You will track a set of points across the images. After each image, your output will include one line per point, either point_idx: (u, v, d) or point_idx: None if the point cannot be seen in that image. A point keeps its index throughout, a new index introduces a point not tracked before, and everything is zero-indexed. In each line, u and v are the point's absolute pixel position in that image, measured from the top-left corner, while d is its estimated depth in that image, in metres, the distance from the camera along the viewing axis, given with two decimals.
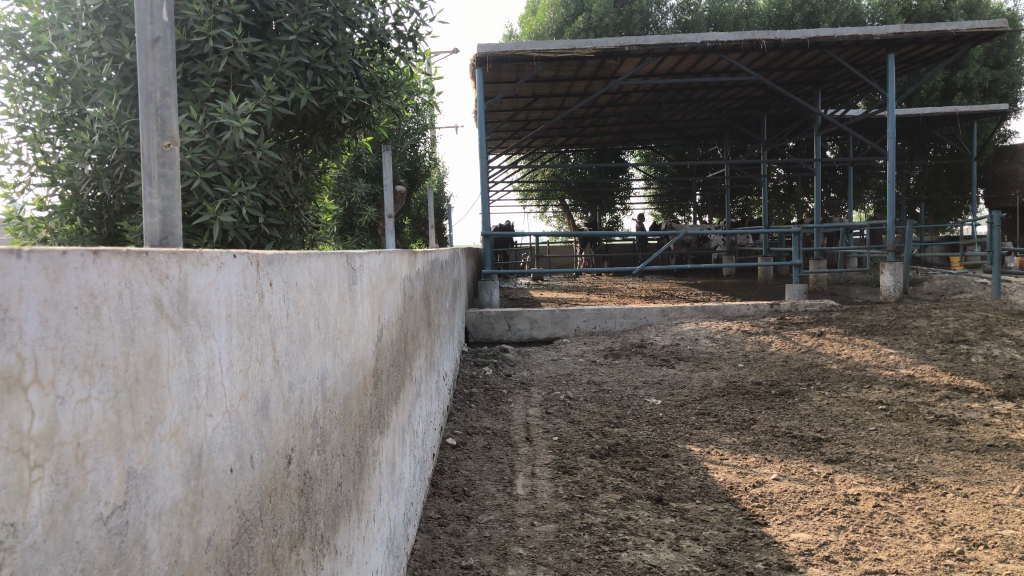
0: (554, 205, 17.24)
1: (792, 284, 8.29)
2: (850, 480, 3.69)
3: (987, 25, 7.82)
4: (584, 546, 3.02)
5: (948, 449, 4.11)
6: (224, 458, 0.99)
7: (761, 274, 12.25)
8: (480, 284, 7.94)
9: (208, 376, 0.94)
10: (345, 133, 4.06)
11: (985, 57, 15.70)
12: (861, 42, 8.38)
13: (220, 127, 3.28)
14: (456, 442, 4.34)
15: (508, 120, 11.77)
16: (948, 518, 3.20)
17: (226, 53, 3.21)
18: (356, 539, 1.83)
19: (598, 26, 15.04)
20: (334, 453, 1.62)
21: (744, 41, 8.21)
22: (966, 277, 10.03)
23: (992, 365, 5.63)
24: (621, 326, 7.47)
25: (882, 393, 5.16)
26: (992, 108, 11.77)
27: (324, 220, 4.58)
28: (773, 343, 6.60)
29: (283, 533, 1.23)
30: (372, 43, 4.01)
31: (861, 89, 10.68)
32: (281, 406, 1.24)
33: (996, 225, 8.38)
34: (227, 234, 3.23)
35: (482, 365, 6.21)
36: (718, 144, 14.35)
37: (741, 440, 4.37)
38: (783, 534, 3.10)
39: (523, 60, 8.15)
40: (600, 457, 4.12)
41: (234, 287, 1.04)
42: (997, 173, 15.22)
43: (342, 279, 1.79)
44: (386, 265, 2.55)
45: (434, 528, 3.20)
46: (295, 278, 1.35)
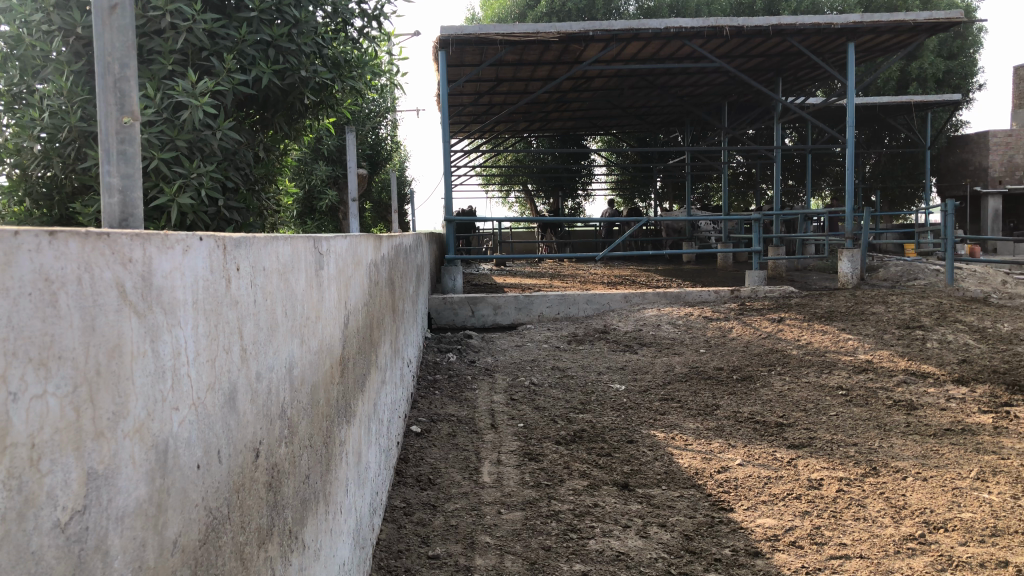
0: (516, 190, 17.20)
1: (753, 271, 8.35)
2: (813, 465, 3.72)
3: (944, 16, 7.92)
4: (552, 534, 3.00)
5: (906, 434, 4.16)
6: (190, 454, 0.93)
7: (721, 260, 12.33)
8: (443, 269, 7.86)
9: (174, 367, 0.88)
10: (307, 114, 3.96)
11: (939, 48, 15.96)
12: (823, 30, 8.42)
13: (178, 107, 3.18)
14: (420, 429, 4.28)
15: (472, 104, 11.66)
16: (909, 502, 3.24)
17: (184, 30, 3.09)
18: (323, 532, 1.78)
19: (561, 11, 14.95)
20: (302, 445, 1.56)
21: (707, 28, 8.21)
22: (920, 264, 10.19)
23: (947, 350, 5.72)
24: (585, 312, 7.47)
25: (842, 378, 5.22)
26: (946, 99, 11.95)
27: (285, 203, 4.48)
28: (735, 329, 6.65)
29: (251, 530, 1.18)
30: (336, 21, 3.92)
31: (821, 77, 10.77)
32: (250, 398, 1.18)
33: (951, 213, 8.51)
34: (185, 216, 3.13)
35: (446, 351, 6.16)
36: (679, 130, 14.41)
37: (705, 425, 4.39)
38: (750, 520, 3.11)
39: (488, 42, 8.05)
40: (566, 443, 4.10)
41: (200, 272, 0.98)
42: (949, 162, 15.49)
43: (309, 263, 1.73)
44: (352, 249, 2.49)
45: (399, 518, 3.14)
46: (262, 263, 1.29)
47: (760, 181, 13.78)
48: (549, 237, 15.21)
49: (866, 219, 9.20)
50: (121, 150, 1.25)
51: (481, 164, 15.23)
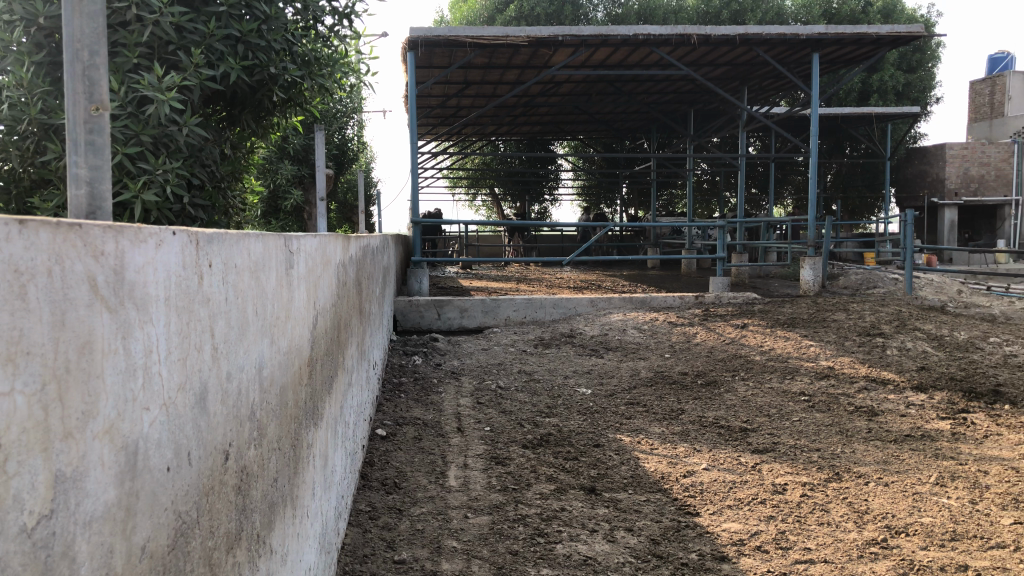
0: (483, 193, 17.16)
1: (717, 277, 8.41)
2: (778, 470, 3.74)
3: (906, 29, 8.06)
4: (519, 538, 2.98)
5: (868, 439, 4.21)
6: (159, 455, 0.89)
7: (686, 266, 12.41)
8: (408, 271, 7.81)
9: (146, 366, 0.85)
10: (275, 111, 3.90)
11: (899, 60, 16.27)
12: (788, 40, 8.51)
13: (143, 101, 3.11)
14: (385, 433, 4.24)
15: (439, 106, 11.62)
16: (872, 507, 3.27)
17: (151, 22, 3.01)
18: (290, 537, 1.74)
19: (530, 15, 14.97)
20: (270, 447, 1.53)
21: (676, 35, 8.26)
22: (879, 273, 10.35)
23: (906, 358, 5.81)
24: (551, 316, 7.46)
25: (804, 384, 5.27)
26: (905, 111, 12.18)
27: (250, 202, 4.40)
28: (699, 334, 6.69)
29: (220, 535, 1.14)
30: (306, 18, 3.88)
31: (785, 87, 10.90)
32: (220, 399, 1.14)
33: (910, 223, 8.63)
34: (149, 213, 3.06)
35: (412, 354, 6.11)
36: (645, 137, 14.52)
37: (670, 430, 4.40)
38: (715, 524, 3.12)
39: (457, 44, 8.02)
40: (532, 447, 4.08)
41: (173, 267, 0.95)
42: (908, 173, 15.78)
43: (280, 262, 1.69)
44: (321, 248, 2.45)
45: (364, 522, 3.10)
46: (234, 260, 1.25)
47: (724, 189, 13.91)
48: (515, 241, 15.20)
49: (827, 228, 9.32)
50: (89, 139, 1.21)
51: (448, 166, 15.18)
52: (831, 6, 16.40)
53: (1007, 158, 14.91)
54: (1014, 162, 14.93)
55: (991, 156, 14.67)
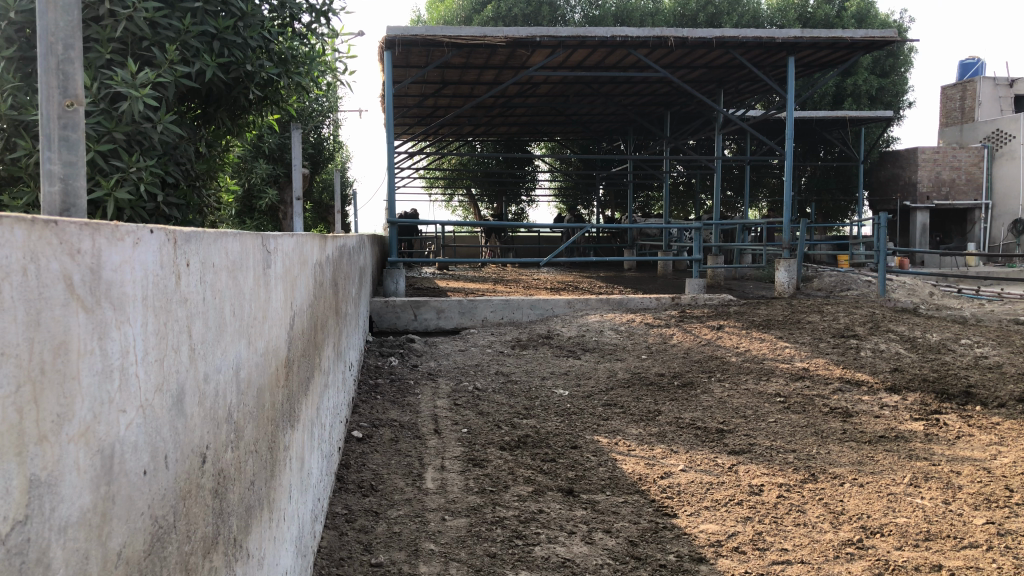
0: (460, 194, 17.11)
1: (693, 279, 8.44)
2: (754, 471, 3.76)
3: (879, 34, 8.14)
4: (497, 540, 2.97)
5: (843, 440, 4.24)
6: (136, 459, 0.87)
7: (662, 267, 12.45)
8: (385, 272, 7.76)
9: (122, 367, 0.83)
10: (251, 109, 3.86)
11: (872, 65, 16.46)
12: (764, 44, 8.56)
13: (116, 98, 3.05)
14: (361, 434, 4.20)
15: (416, 106, 11.58)
16: (847, 508, 3.30)
17: (124, 18, 2.97)
18: (267, 540, 1.71)
19: (507, 16, 14.98)
20: (247, 450, 1.50)
21: (653, 37, 8.29)
22: (852, 275, 10.44)
23: (879, 359, 5.86)
24: (528, 317, 7.46)
25: (780, 385, 5.30)
26: (878, 115, 12.31)
27: (225, 201, 4.35)
28: (675, 335, 6.72)
29: (197, 539, 1.12)
30: (282, 16, 3.85)
31: (761, 90, 10.98)
32: (197, 402, 1.12)
33: (883, 226, 8.71)
34: (122, 211, 3.01)
35: (388, 356, 6.07)
36: (622, 139, 14.57)
37: (647, 431, 4.41)
38: (693, 525, 3.13)
39: (435, 44, 7.99)
40: (510, 449, 4.07)
41: (150, 266, 0.92)
42: (881, 176, 15.95)
43: (257, 261, 1.66)
44: (299, 248, 2.42)
45: (341, 524, 3.07)
46: (211, 259, 1.23)
47: (699, 191, 13.99)
48: (492, 242, 15.18)
49: (802, 230, 9.39)
50: (63, 136, 1.18)
51: (425, 166, 15.13)
52: (805, 11, 16.56)
53: (976, 162, 15.11)
54: (983, 167, 15.15)
55: (961, 160, 14.86)
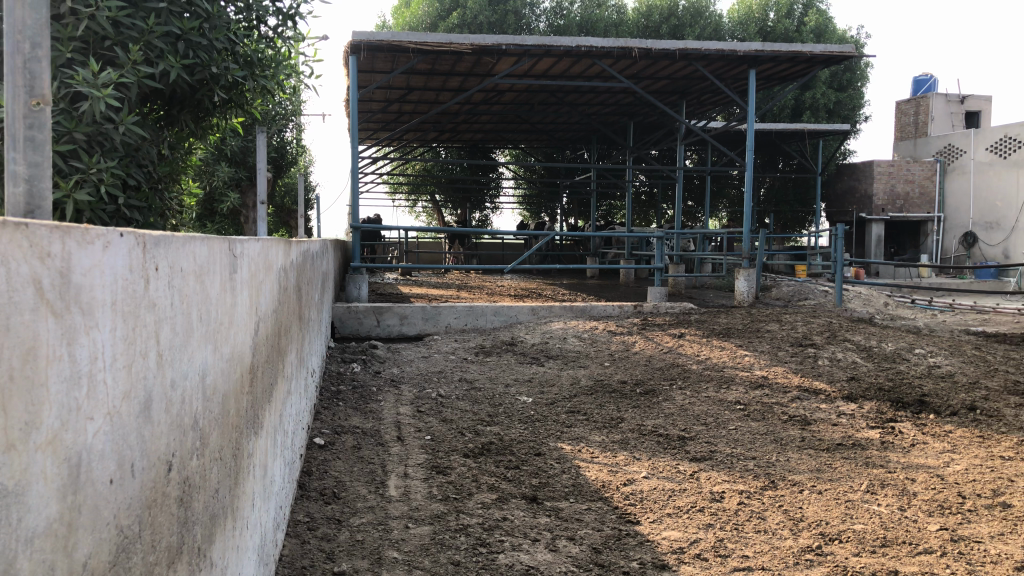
0: (423, 200, 17.08)
1: (655, 288, 8.50)
2: (715, 478, 3.80)
3: (838, 49, 8.29)
4: (461, 548, 2.95)
5: (801, 448, 4.31)
6: (103, 467, 0.85)
7: (623, 275, 12.53)
8: (348, 277, 7.70)
9: (91, 373, 0.81)
10: (215, 112, 3.82)
11: (830, 79, 16.77)
12: (726, 56, 8.68)
13: (76, 97, 3.00)
14: (324, 441, 4.17)
15: (380, 111, 11.54)
16: (806, 515, 3.34)
17: (86, 16, 2.91)
18: (230, 549, 1.69)
19: (473, 23, 15.00)
20: (212, 457, 1.47)
21: (618, 48, 8.35)
22: (810, 285, 10.59)
23: (837, 368, 5.96)
24: (492, 324, 7.46)
25: (739, 393, 5.36)
26: (835, 128, 12.53)
27: (187, 204, 4.29)
28: (637, 343, 6.76)
29: (161, 548, 1.09)
30: (249, 18, 3.82)
31: (722, 101, 11.13)
32: (163, 408, 1.10)
33: (840, 236, 8.83)
34: (81, 213, 2.96)
35: (350, 362, 6.02)
36: (586, 147, 14.66)
37: (610, 438, 4.43)
38: (656, 532, 3.14)
39: (400, 50, 7.96)
40: (474, 456, 4.06)
41: (120, 271, 0.91)
42: (838, 188, 16.24)
43: (224, 265, 1.64)
44: (264, 253, 2.39)
45: (302, 533, 3.04)
46: (180, 264, 1.21)
47: (661, 201, 14.14)
48: (455, 249, 15.17)
49: (761, 240, 9.51)
50: (29, 136, 1.15)
51: (389, 171, 15.07)
52: (765, 24, 16.82)
53: (930, 176, 15.45)
54: (936, 181, 15.49)
55: (915, 174, 15.20)
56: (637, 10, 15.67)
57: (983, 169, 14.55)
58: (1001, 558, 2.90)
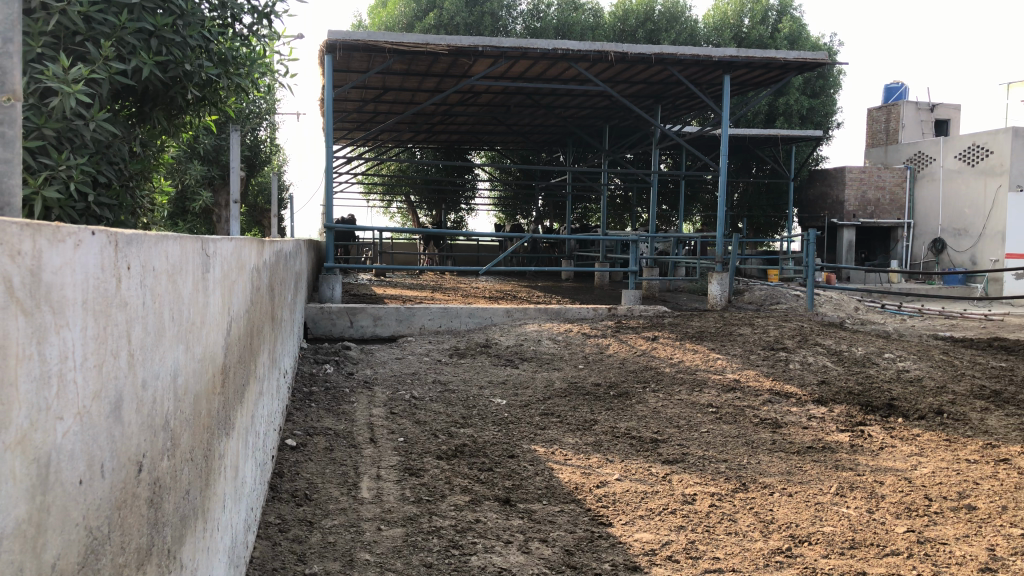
0: (398, 200, 17.05)
1: (628, 291, 8.54)
2: (687, 480, 3.82)
3: (811, 56, 8.39)
4: (434, 550, 2.95)
5: (772, 451, 4.35)
6: (72, 468, 0.84)
7: (598, 278, 12.58)
8: (321, 278, 7.65)
9: (60, 372, 0.80)
10: (188, 110, 3.78)
11: (803, 85, 16.95)
12: (701, 62, 8.74)
13: (45, 93, 2.96)
14: (295, 443, 4.14)
15: (355, 111, 11.49)
16: (776, 517, 3.37)
17: (57, 12, 2.88)
18: (200, 551, 1.67)
19: (449, 24, 14.98)
20: (182, 458, 1.46)
21: (594, 52, 8.38)
22: (782, 289, 10.69)
23: (808, 372, 6.02)
24: (466, 325, 7.45)
25: (712, 396, 5.40)
26: (808, 134, 12.65)
27: (158, 202, 4.25)
28: (611, 346, 6.79)
29: (131, 550, 1.08)
30: (224, 16, 3.79)
31: (697, 106, 11.21)
32: (134, 407, 1.09)
33: (812, 242, 8.92)
34: (50, 211, 2.91)
35: (323, 363, 5.99)
36: (561, 150, 14.70)
37: (583, 440, 4.44)
38: (628, 534, 3.16)
39: (376, 50, 7.93)
40: (447, 458, 4.05)
41: (92, 270, 0.90)
42: (810, 194, 16.42)
43: (196, 265, 1.62)
44: (236, 253, 2.37)
45: (274, 535, 3.01)
46: (152, 263, 1.20)
47: (636, 204, 14.20)
48: (430, 250, 15.13)
49: (734, 245, 9.58)
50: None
51: (364, 171, 15.01)
52: (740, 30, 16.98)
53: (900, 183, 15.66)
54: (906, 187, 15.69)
55: (886, 181, 15.39)
56: (614, 14, 15.75)
57: (952, 176, 14.68)
58: (965, 560, 2.95)
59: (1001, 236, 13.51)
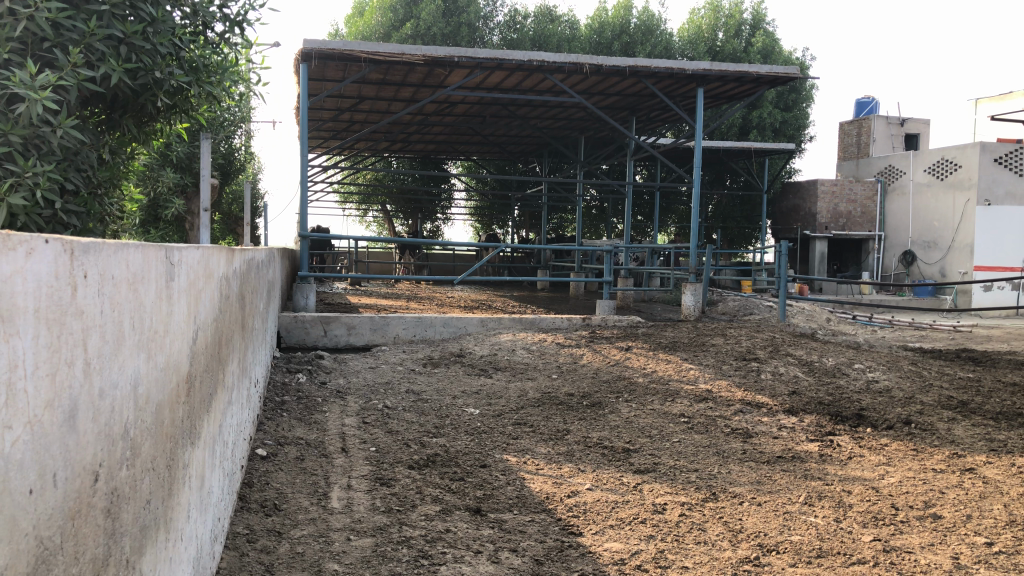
0: (373, 210, 17.03)
1: (603, 301, 8.56)
2: (658, 490, 3.84)
3: (783, 70, 8.48)
4: (402, 560, 2.94)
5: (742, 460, 4.38)
6: (21, 477, 0.84)
7: (573, 288, 12.62)
8: (295, 287, 7.62)
9: (9, 381, 0.81)
10: (158, 118, 3.77)
11: (776, 99, 17.15)
12: (675, 74, 8.80)
13: (12, 99, 2.94)
14: (266, 453, 4.11)
15: (331, 120, 11.49)
16: (745, 526, 3.40)
17: (24, 17, 2.86)
18: (162, 561, 1.66)
19: (426, 34, 14.97)
20: (143, 467, 1.45)
21: (568, 63, 8.43)
22: (755, 300, 10.77)
23: (779, 382, 6.08)
24: (440, 335, 7.45)
25: (684, 406, 5.43)
26: (780, 147, 12.78)
27: (127, 210, 4.21)
28: (585, 356, 6.81)
29: (86, 559, 1.08)
30: (194, 24, 3.80)
31: (671, 119, 11.29)
32: (90, 417, 1.08)
33: (784, 254, 8.96)
34: (16, 218, 2.88)
35: (295, 372, 5.95)
36: (537, 161, 14.75)
37: (555, 450, 4.46)
38: (597, 544, 3.17)
39: (352, 59, 7.92)
40: (418, 468, 4.04)
41: (44, 277, 0.90)
42: (783, 206, 16.58)
43: (160, 275, 1.62)
44: (204, 261, 2.36)
45: (241, 545, 2.98)
46: (111, 271, 1.20)
47: (610, 215, 14.27)
48: (406, 259, 15.12)
49: (707, 256, 9.63)
50: None
51: (339, 180, 14.97)
52: (714, 44, 17.16)
53: (872, 195, 15.85)
54: (877, 200, 15.86)
55: (857, 194, 15.58)
56: (590, 26, 15.87)
57: (922, 190, 14.85)
58: (930, 568, 2.98)
59: (970, 250, 13.72)
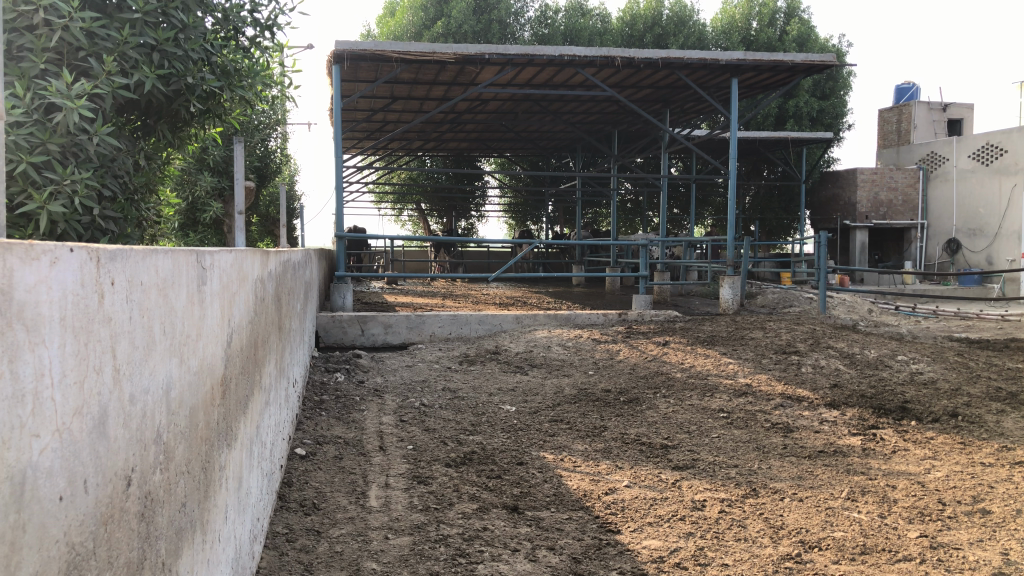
0: (408, 208, 17.12)
1: (639, 295, 8.49)
2: (697, 487, 3.80)
3: (819, 58, 8.33)
4: (440, 559, 2.94)
5: (783, 455, 4.32)
6: (52, 484, 0.85)
7: (609, 283, 12.57)
8: (333, 287, 7.67)
9: (36, 391, 0.82)
10: (192, 122, 3.82)
11: (813, 87, 16.89)
12: (708, 65, 8.68)
13: (50, 108, 2.99)
14: (305, 452, 4.15)
15: (365, 120, 11.56)
16: (787, 522, 3.34)
17: (59, 27, 2.90)
18: (200, 562, 1.67)
19: (458, 33, 14.99)
20: (178, 471, 1.47)
21: (600, 57, 8.37)
22: (794, 292, 10.61)
23: (819, 375, 5.99)
24: (476, 332, 7.46)
25: (723, 401, 5.36)
26: (818, 136, 12.57)
27: (165, 214, 4.26)
28: (622, 351, 6.77)
29: (120, 563, 1.09)
30: (224, 29, 3.84)
31: (705, 110, 11.16)
32: (121, 420, 1.09)
33: (823, 244, 8.81)
34: (56, 225, 2.94)
35: (334, 371, 6.00)
36: (571, 156, 14.71)
37: (593, 447, 4.43)
38: (635, 541, 3.14)
39: (383, 59, 7.94)
40: (455, 466, 4.05)
41: (70, 285, 0.91)
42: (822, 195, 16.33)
43: (191, 279, 1.63)
44: (237, 264, 2.38)
45: (281, 544, 3.01)
46: (140, 277, 1.20)
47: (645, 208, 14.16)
48: (442, 257, 15.17)
49: (745, 248, 9.50)
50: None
51: (374, 181, 15.07)
52: (748, 33, 16.93)
53: (914, 183, 15.53)
54: (919, 188, 15.53)
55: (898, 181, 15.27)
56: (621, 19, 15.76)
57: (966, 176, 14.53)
58: (978, 565, 2.91)
59: (1017, 237, 13.41)
